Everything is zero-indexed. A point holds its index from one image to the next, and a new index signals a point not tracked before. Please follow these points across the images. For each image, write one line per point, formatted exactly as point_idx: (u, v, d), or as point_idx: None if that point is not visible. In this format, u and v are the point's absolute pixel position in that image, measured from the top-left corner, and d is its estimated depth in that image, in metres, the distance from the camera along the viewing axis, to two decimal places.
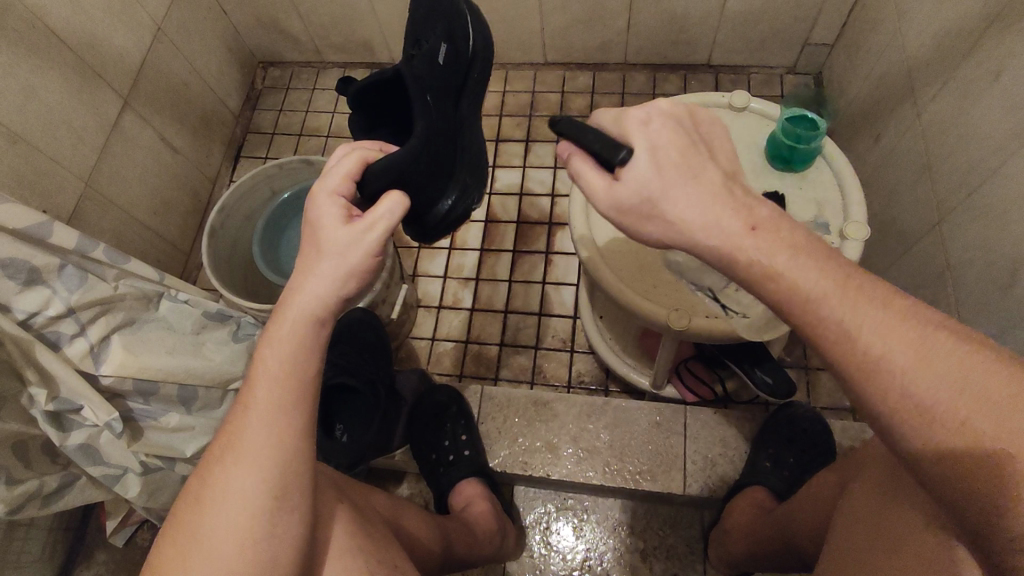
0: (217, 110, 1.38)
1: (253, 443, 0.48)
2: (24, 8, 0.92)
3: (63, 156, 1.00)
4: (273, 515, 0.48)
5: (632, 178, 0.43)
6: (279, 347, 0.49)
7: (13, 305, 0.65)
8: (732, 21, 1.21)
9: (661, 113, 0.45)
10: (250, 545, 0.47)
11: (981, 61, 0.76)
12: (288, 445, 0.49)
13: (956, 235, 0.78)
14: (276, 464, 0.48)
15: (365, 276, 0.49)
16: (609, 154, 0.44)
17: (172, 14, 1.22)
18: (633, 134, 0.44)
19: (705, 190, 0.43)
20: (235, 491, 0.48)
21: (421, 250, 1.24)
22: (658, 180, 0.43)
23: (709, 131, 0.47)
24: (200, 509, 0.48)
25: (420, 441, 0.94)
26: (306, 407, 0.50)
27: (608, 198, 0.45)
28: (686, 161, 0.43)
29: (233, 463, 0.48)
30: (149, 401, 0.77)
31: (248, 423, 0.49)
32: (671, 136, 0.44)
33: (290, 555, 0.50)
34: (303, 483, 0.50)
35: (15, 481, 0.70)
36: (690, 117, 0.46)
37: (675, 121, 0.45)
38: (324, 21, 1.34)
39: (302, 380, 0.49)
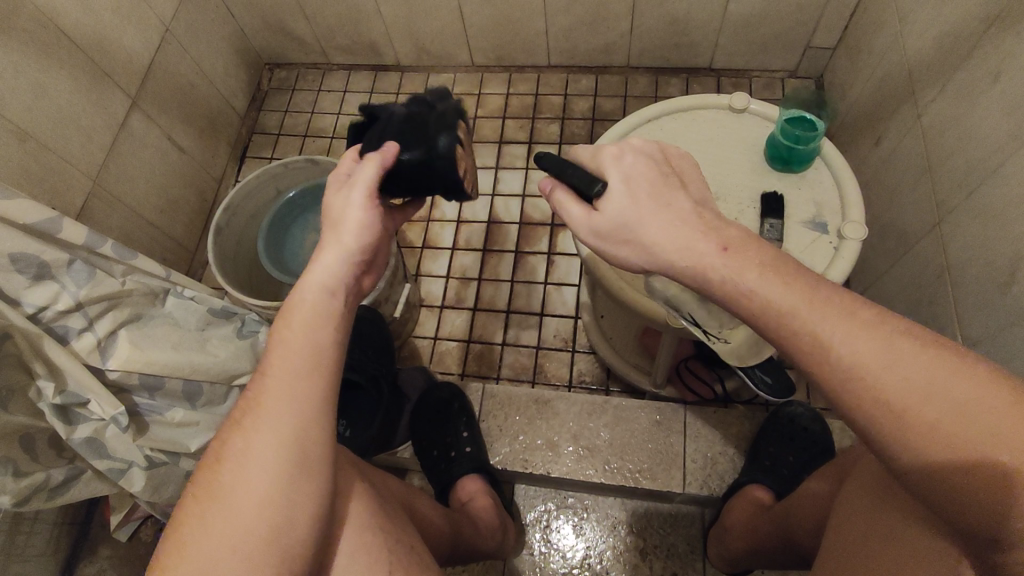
0: (223, 111, 1.40)
1: (275, 410, 0.48)
2: (34, 9, 0.94)
3: (72, 155, 1.02)
4: (295, 483, 0.48)
5: (609, 208, 0.48)
6: (296, 314, 0.51)
7: (23, 299, 0.66)
8: (733, 25, 1.22)
9: (634, 150, 0.50)
10: (270, 511, 0.47)
11: (980, 63, 0.77)
12: (309, 411, 0.49)
13: (956, 234, 0.79)
14: (297, 430, 0.48)
15: (370, 227, 0.52)
16: (587, 187, 0.50)
17: (180, 15, 1.24)
18: (608, 169, 0.50)
19: (672, 216, 0.47)
20: (256, 456, 0.48)
21: (425, 250, 1.25)
22: (632, 209, 0.48)
23: (680, 165, 0.52)
24: (222, 476, 0.48)
25: (423, 438, 0.95)
26: (328, 374, 0.50)
27: (588, 224, 0.50)
28: (658, 191, 0.48)
29: (255, 430, 0.48)
30: (154, 396, 0.78)
31: (271, 390, 0.49)
32: (644, 169, 0.49)
33: (310, 522, 0.49)
34: (325, 454, 0.50)
35: (21, 473, 0.70)
36: (662, 151, 0.51)
37: (647, 156, 0.50)
38: (330, 22, 1.35)
39: (321, 346, 0.50)
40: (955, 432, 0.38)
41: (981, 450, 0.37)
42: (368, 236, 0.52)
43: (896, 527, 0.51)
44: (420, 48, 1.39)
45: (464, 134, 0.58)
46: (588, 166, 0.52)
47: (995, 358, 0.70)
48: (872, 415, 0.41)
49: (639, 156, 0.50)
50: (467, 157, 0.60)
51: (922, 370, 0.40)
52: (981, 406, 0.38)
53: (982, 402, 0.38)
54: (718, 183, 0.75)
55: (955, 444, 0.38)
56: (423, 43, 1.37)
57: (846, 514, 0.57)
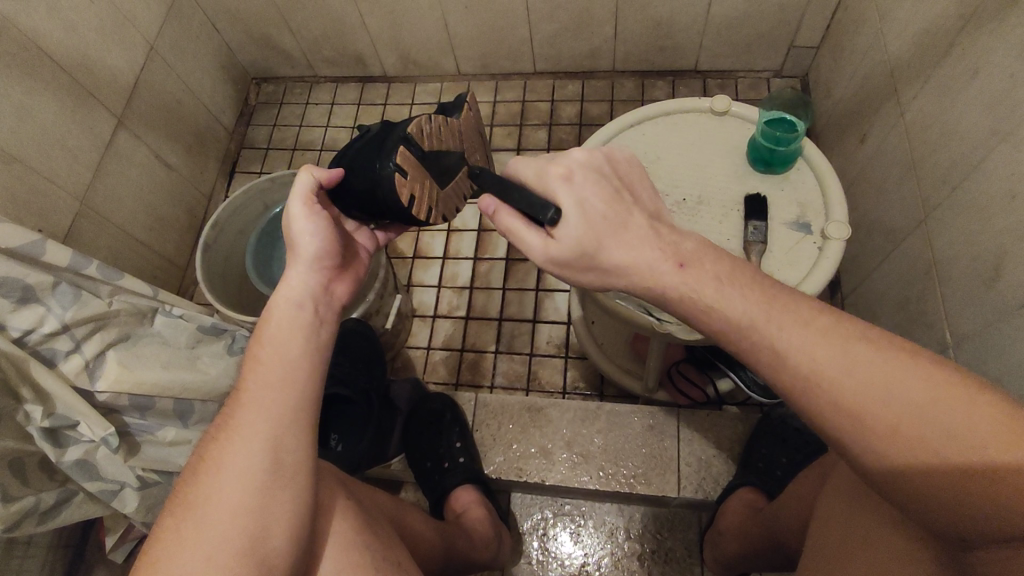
0: (211, 127, 1.40)
1: (254, 415, 0.49)
2: (16, 31, 0.94)
3: (58, 176, 1.01)
4: (271, 489, 0.47)
5: (566, 237, 0.47)
6: (268, 324, 0.52)
7: (8, 323, 0.66)
8: (717, 26, 1.22)
9: (582, 171, 0.48)
10: (245, 519, 0.46)
11: (959, 59, 0.77)
12: (289, 417, 0.49)
13: (941, 230, 0.79)
14: (275, 436, 0.48)
15: (321, 229, 0.55)
16: (539, 214, 0.47)
17: (165, 33, 1.24)
18: (558, 193, 0.48)
19: (628, 237, 0.47)
20: (233, 462, 0.47)
21: (416, 260, 1.25)
22: (589, 237, 0.47)
23: (628, 174, 0.52)
24: (197, 484, 0.47)
25: (417, 450, 0.95)
26: (304, 378, 0.51)
27: (544, 252, 0.49)
28: (613, 212, 0.48)
29: (233, 436, 0.48)
30: (145, 416, 0.77)
31: (249, 396, 0.49)
32: (595, 189, 0.48)
33: (289, 531, 0.48)
34: (303, 460, 0.49)
35: (11, 498, 0.69)
36: (609, 163, 0.51)
37: (596, 173, 0.49)
38: (315, 36, 1.36)
39: (295, 351, 0.51)
40: (940, 438, 0.38)
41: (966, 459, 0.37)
42: (320, 236, 0.54)
43: (875, 527, 0.51)
44: (406, 58, 1.39)
45: (411, 162, 0.55)
46: (533, 185, 0.50)
47: (982, 354, 0.70)
48: (853, 419, 0.41)
49: (588, 174, 0.48)
50: (419, 185, 0.56)
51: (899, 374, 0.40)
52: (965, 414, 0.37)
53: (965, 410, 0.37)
54: (702, 187, 0.75)
55: (936, 449, 0.38)
56: (408, 54, 1.38)
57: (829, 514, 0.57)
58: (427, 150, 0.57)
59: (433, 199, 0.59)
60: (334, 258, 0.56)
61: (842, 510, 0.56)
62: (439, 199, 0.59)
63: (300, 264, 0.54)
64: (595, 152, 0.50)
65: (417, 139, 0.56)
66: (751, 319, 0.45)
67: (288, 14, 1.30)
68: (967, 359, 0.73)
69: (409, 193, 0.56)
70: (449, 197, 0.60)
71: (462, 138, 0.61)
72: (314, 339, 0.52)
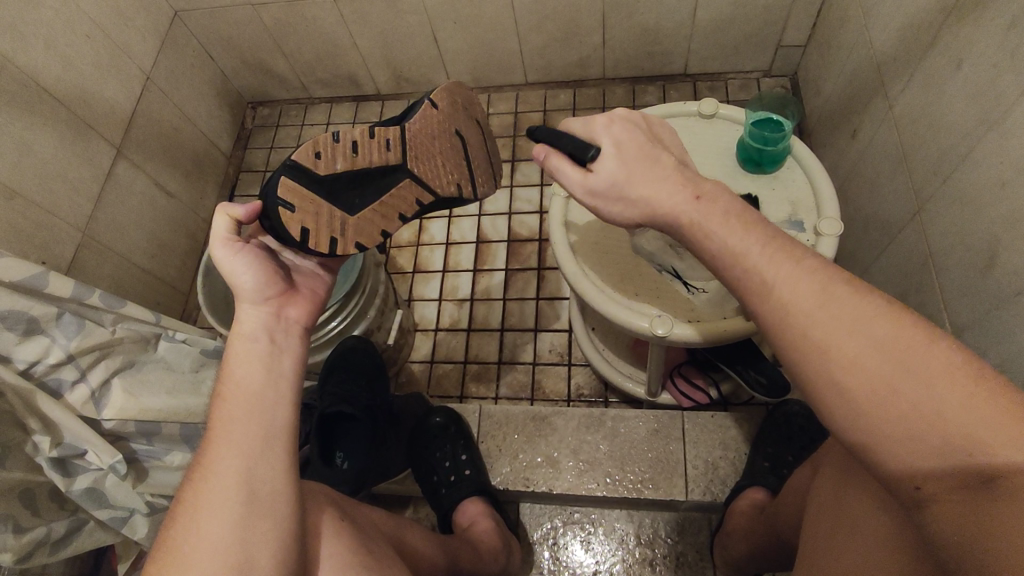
0: (208, 152, 1.41)
1: (225, 449, 0.48)
2: (16, 69, 0.96)
3: (60, 208, 1.03)
4: (250, 519, 0.47)
5: (602, 170, 0.54)
6: (230, 359, 0.51)
7: (13, 355, 0.67)
8: (703, 30, 1.23)
9: (621, 121, 0.56)
10: (225, 555, 0.45)
11: (941, 52, 0.78)
12: (260, 446, 0.48)
13: (935, 221, 0.79)
14: (248, 467, 0.48)
15: (251, 264, 0.54)
16: (581, 152, 0.55)
17: (161, 63, 1.26)
18: (599, 137, 0.55)
19: (653, 175, 0.52)
20: (208, 498, 0.47)
21: (416, 275, 1.26)
22: (622, 171, 0.53)
23: (661, 132, 0.59)
24: (178, 526, 0.47)
25: (422, 465, 0.95)
26: (271, 406, 0.50)
27: (582, 185, 0.55)
28: (645, 152, 0.54)
29: (205, 475, 0.48)
30: (152, 442, 0.78)
31: (217, 432, 0.49)
32: (630, 135, 0.55)
33: (274, 560, 0.47)
34: (280, 486, 0.48)
35: (22, 530, 0.69)
36: (646, 121, 0.58)
37: (633, 125, 0.56)
38: (308, 59, 1.38)
39: (257, 382, 0.50)
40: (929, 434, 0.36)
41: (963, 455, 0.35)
42: (253, 271, 0.54)
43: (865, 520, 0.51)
44: (398, 76, 1.41)
45: (297, 193, 0.55)
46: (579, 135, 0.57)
47: (982, 343, 0.70)
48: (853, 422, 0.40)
49: (626, 124, 0.55)
50: (310, 216, 0.56)
51: (894, 362, 0.38)
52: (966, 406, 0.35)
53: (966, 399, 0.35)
54: None
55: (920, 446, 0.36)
56: (400, 72, 1.39)
57: (820, 506, 0.58)
58: (322, 175, 0.56)
59: (337, 228, 0.58)
60: (279, 286, 0.55)
61: (834, 506, 0.56)
62: (347, 228, 0.59)
63: (245, 300, 0.53)
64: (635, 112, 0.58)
65: (307, 166, 0.56)
66: None
67: (281, 38, 1.32)
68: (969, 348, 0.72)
69: (300, 228, 0.56)
70: (366, 222, 0.60)
71: (416, 147, 0.61)
72: (274, 366, 0.51)
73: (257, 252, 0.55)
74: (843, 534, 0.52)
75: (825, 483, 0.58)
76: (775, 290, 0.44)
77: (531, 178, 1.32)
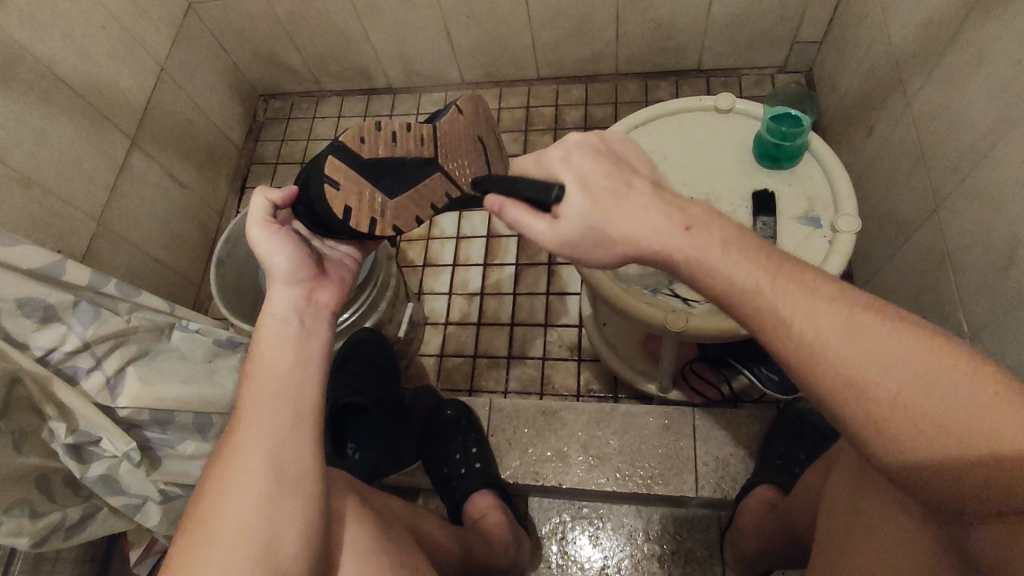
0: (221, 144, 1.42)
1: (253, 429, 0.48)
2: (34, 59, 0.97)
3: (75, 197, 1.04)
4: (278, 498, 0.47)
5: (572, 214, 0.48)
6: (258, 341, 0.51)
7: (31, 342, 0.68)
8: (718, 25, 1.22)
9: (580, 149, 0.51)
10: (254, 533, 0.46)
11: (963, 49, 0.77)
12: (287, 427, 0.49)
13: (953, 220, 0.78)
14: (276, 448, 0.48)
15: (286, 245, 0.54)
16: (544, 195, 0.49)
17: (174, 55, 1.27)
18: (560, 172, 0.50)
19: (631, 206, 0.48)
20: (237, 478, 0.47)
21: (426, 268, 1.26)
22: (595, 212, 0.48)
23: (624, 153, 0.54)
24: (206, 505, 0.47)
25: (432, 457, 0.95)
26: (300, 387, 0.50)
27: (554, 234, 0.49)
28: (614, 185, 0.49)
29: (233, 455, 0.48)
30: (166, 430, 0.78)
31: (247, 413, 0.49)
32: (594, 166, 0.50)
33: (301, 540, 0.48)
34: (307, 467, 0.49)
35: (38, 513, 0.70)
36: (604, 144, 0.53)
37: (594, 152, 0.51)
38: (320, 52, 1.38)
39: (286, 364, 0.50)
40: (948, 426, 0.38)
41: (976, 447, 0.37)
42: (288, 253, 0.54)
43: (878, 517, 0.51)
44: (410, 69, 1.40)
45: (342, 171, 0.56)
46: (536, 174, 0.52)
47: (999, 344, 0.69)
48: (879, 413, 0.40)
49: (584, 154, 0.50)
50: (354, 197, 0.56)
51: (904, 359, 0.39)
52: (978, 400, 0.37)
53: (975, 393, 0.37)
54: (708, 185, 0.75)
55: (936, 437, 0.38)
56: (412, 65, 1.39)
57: (831, 504, 0.58)
58: (366, 157, 0.56)
59: (376, 209, 0.58)
60: (311, 270, 0.55)
61: (845, 504, 0.55)
62: (385, 211, 0.58)
63: (278, 281, 0.53)
64: (589, 134, 0.53)
65: (354, 149, 0.56)
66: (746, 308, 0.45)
67: (294, 31, 1.33)
68: (985, 349, 0.72)
69: (342, 206, 0.56)
70: (402, 207, 0.59)
71: (447, 143, 0.60)
72: (305, 349, 0.51)
73: (292, 233, 0.55)
74: (857, 533, 0.52)
75: (840, 480, 0.58)
76: (795, 286, 0.44)
77: None
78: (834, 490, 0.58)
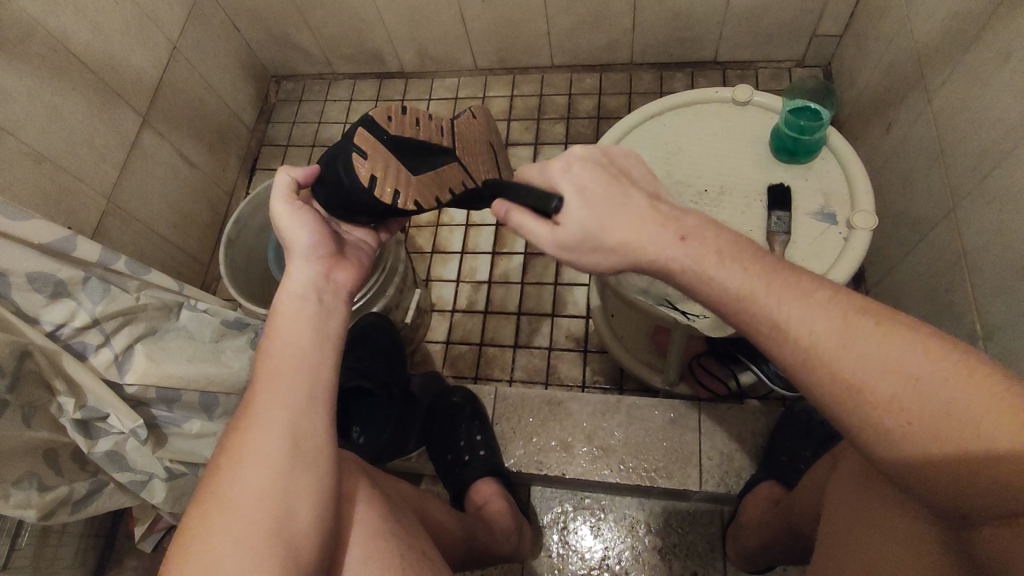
0: (231, 125, 1.41)
1: (270, 400, 0.48)
2: (48, 34, 0.96)
3: (86, 174, 1.04)
4: (292, 470, 0.47)
5: (570, 222, 0.49)
6: (279, 314, 0.51)
7: (41, 317, 0.68)
8: (736, 17, 1.21)
9: (578, 159, 0.51)
10: (268, 502, 0.45)
11: (989, 45, 0.75)
12: (303, 401, 0.48)
13: (971, 219, 0.77)
14: (293, 420, 0.48)
15: (306, 221, 0.55)
16: (543, 204, 0.50)
17: (187, 33, 1.26)
18: (558, 182, 0.51)
19: (628, 216, 0.49)
20: (251, 449, 0.46)
21: (434, 255, 1.26)
22: (592, 219, 0.49)
23: (625, 162, 0.54)
24: (219, 477, 0.46)
25: (436, 443, 0.96)
26: (317, 362, 0.50)
27: (552, 239, 0.51)
28: (612, 195, 0.49)
29: (248, 427, 0.48)
30: (172, 408, 0.79)
31: (263, 385, 0.49)
32: (594, 177, 0.50)
33: (313, 513, 0.47)
34: (321, 443, 0.49)
35: (45, 487, 0.71)
36: (605, 153, 0.53)
37: (595, 163, 0.51)
38: (334, 34, 1.37)
39: (304, 339, 0.50)
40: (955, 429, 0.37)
41: (964, 450, 0.37)
42: (309, 228, 0.55)
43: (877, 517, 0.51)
44: (423, 54, 1.39)
45: (372, 144, 0.57)
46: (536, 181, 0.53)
47: (1015, 345, 0.68)
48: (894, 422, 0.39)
49: (585, 164, 0.51)
50: (380, 165, 0.57)
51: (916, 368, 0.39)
52: (975, 398, 0.37)
53: (966, 392, 0.37)
54: (723, 178, 0.74)
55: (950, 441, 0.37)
56: (425, 50, 1.38)
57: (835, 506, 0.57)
58: (394, 134, 0.58)
59: (402, 184, 0.58)
60: (330, 247, 0.56)
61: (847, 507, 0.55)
62: (409, 186, 0.58)
63: (299, 257, 0.54)
64: (591, 145, 0.53)
65: (382, 125, 0.58)
66: (753, 300, 0.45)
67: (307, 12, 1.31)
68: (1000, 350, 0.71)
69: (368, 174, 0.57)
70: (427, 183, 0.59)
71: (463, 139, 0.63)
72: (322, 323, 0.52)
73: (313, 211, 0.57)
74: (854, 534, 0.52)
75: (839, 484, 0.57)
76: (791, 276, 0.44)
77: None
78: (836, 496, 0.57)
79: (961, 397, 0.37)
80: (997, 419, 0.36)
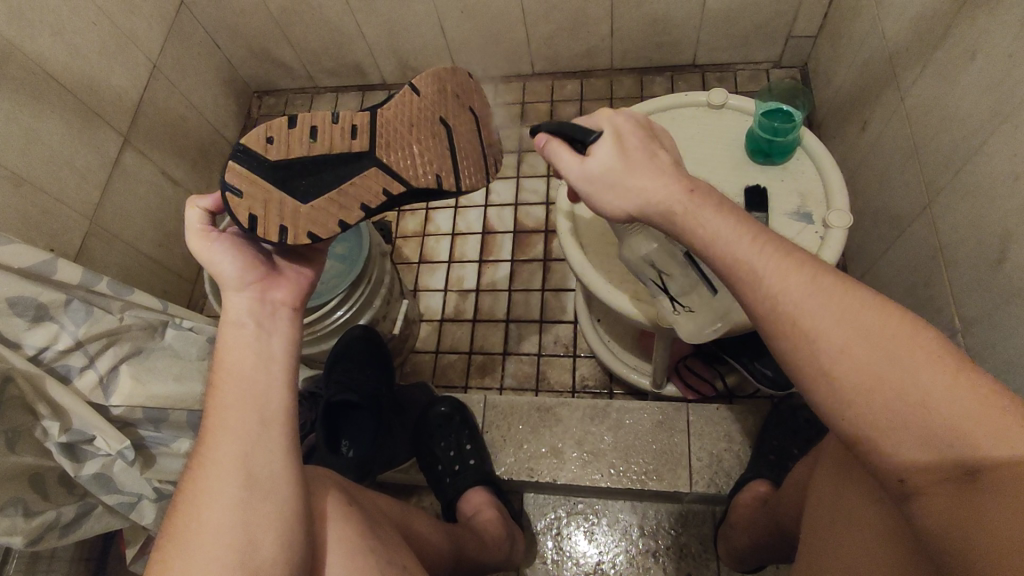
0: (214, 141, 1.41)
1: (222, 435, 0.47)
2: (24, 57, 0.96)
3: (68, 196, 1.03)
4: (249, 502, 0.46)
5: (601, 156, 0.51)
6: (222, 349, 0.50)
7: (24, 340, 0.68)
8: (713, 20, 1.22)
9: (626, 112, 0.54)
10: (228, 538, 0.45)
11: (956, 43, 0.76)
12: (252, 433, 0.48)
13: (945, 213, 0.78)
14: (245, 452, 0.47)
15: (227, 252, 0.52)
16: (582, 136, 0.52)
17: (167, 51, 1.26)
18: (603, 125, 0.53)
19: (656, 164, 0.50)
20: (208, 488, 0.46)
21: (422, 265, 1.26)
22: (623, 159, 0.50)
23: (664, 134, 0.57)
24: (180, 519, 0.46)
25: (426, 454, 0.96)
26: (264, 393, 0.49)
27: (578, 169, 0.52)
28: (647, 145, 0.51)
29: (204, 465, 0.47)
30: (160, 428, 0.78)
31: (213, 421, 0.48)
32: (634, 129, 0.52)
33: (277, 540, 0.47)
34: (278, 470, 0.48)
35: (32, 512, 0.70)
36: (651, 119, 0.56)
37: (639, 120, 0.54)
38: (315, 48, 1.37)
39: (247, 371, 0.49)
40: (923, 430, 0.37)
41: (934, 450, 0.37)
42: (231, 258, 0.52)
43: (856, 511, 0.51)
44: (404, 65, 1.40)
45: (247, 179, 0.49)
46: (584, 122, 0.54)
47: (992, 336, 0.69)
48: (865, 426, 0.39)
49: (631, 117, 0.53)
50: (259, 201, 0.49)
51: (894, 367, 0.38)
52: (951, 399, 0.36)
53: (946, 392, 0.37)
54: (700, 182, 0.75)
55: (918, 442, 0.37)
56: (406, 61, 1.39)
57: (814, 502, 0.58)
58: (274, 160, 0.50)
59: (289, 217, 0.50)
60: (259, 269, 0.53)
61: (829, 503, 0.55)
62: (299, 218, 0.51)
63: (231, 289, 0.52)
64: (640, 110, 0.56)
65: (260, 152, 0.50)
66: None
67: (287, 27, 1.32)
68: (977, 342, 0.72)
69: (248, 215, 0.49)
70: (322, 211, 0.51)
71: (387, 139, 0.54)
72: (267, 351, 0.50)
73: (233, 237, 0.53)
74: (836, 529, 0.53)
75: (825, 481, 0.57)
76: (763, 279, 0.44)
77: (537, 169, 1.32)
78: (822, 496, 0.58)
79: (934, 398, 0.37)
80: (966, 420, 0.36)
